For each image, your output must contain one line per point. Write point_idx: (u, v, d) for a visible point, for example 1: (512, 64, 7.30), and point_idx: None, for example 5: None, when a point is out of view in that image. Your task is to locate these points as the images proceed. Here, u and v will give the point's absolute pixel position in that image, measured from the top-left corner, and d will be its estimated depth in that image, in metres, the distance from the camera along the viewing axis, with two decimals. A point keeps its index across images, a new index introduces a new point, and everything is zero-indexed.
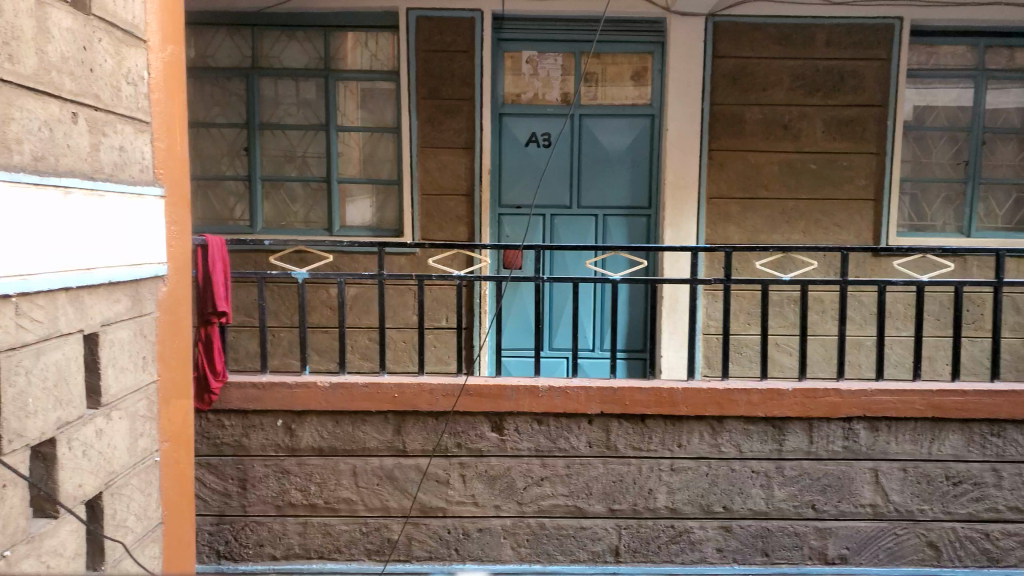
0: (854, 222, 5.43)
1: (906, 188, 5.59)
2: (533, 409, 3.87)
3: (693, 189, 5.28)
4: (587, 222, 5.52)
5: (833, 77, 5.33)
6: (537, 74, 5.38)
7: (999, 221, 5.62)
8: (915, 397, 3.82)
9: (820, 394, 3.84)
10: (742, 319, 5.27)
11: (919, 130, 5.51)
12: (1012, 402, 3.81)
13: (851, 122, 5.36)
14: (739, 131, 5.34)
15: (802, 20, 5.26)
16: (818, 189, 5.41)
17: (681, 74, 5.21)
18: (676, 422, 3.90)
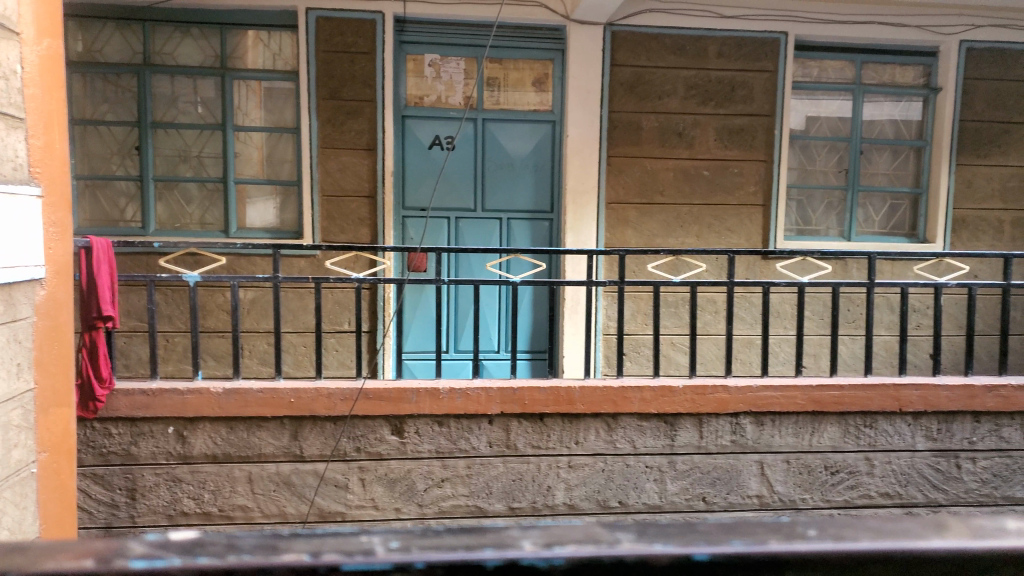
0: (744, 226, 5.69)
1: (792, 194, 5.88)
2: (434, 411, 3.88)
3: (593, 194, 5.42)
4: (491, 226, 5.57)
5: (724, 87, 5.56)
6: (440, 78, 5.40)
7: (876, 226, 5.99)
8: (796, 392, 4.03)
9: (709, 390, 4.00)
10: (639, 320, 5.45)
11: (804, 139, 5.82)
12: (883, 395, 4.07)
13: (741, 131, 5.61)
14: (636, 138, 5.51)
15: (695, 32, 5.47)
16: (711, 195, 5.64)
17: (581, 81, 5.32)
18: (574, 420, 3.99)
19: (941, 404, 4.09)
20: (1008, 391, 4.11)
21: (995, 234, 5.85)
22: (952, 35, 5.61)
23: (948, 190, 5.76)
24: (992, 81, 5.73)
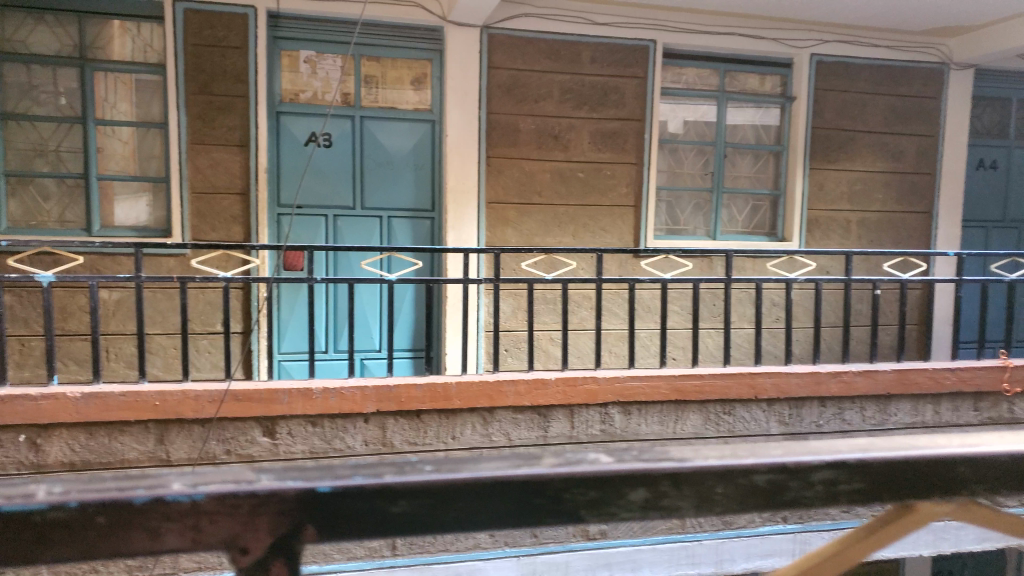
0: (617, 226, 5.92)
1: (662, 195, 6.15)
2: (307, 411, 3.85)
3: (473, 195, 5.51)
4: (371, 224, 5.56)
5: (597, 92, 5.76)
6: (316, 75, 5.35)
7: (739, 226, 6.35)
8: (661, 381, 4.24)
9: (580, 382, 4.15)
10: (518, 317, 5.58)
11: (673, 143, 6.11)
12: (740, 383, 4.33)
13: (613, 135, 5.84)
14: (514, 140, 5.63)
15: (569, 37, 5.64)
16: (587, 196, 5.84)
17: (459, 82, 5.40)
18: (450, 415, 4.05)
19: (791, 391, 4.39)
20: (849, 377, 4.44)
21: (844, 233, 6.34)
22: (804, 48, 6.03)
23: (803, 192, 6.17)
24: (840, 92, 6.19)
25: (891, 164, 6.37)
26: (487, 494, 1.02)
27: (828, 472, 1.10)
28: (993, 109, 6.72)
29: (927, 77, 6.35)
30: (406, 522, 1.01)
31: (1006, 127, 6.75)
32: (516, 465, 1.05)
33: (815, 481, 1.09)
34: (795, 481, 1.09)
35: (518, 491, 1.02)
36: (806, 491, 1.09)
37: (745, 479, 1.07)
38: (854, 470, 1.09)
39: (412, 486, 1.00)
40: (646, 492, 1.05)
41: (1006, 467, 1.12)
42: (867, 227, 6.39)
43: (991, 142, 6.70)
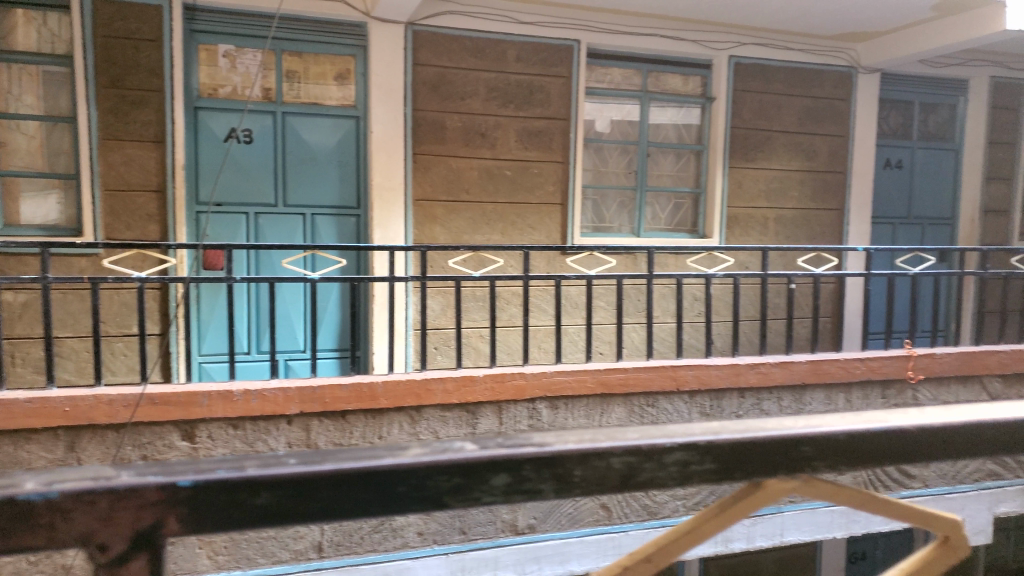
0: (545, 223, 5.98)
1: (588, 194, 6.22)
2: (228, 414, 3.75)
3: (400, 192, 5.47)
4: (294, 222, 5.47)
5: (523, 90, 5.80)
6: (235, 69, 5.22)
7: (662, 223, 6.46)
8: (587, 376, 4.29)
9: (507, 378, 4.15)
10: (446, 315, 5.57)
11: (598, 142, 6.18)
12: (663, 376, 4.43)
13: (539, 133, 5.89)
14: (440, 137, 5.62)
15: (494, 36, 5.66)
16: (514, 194, 5.87)
17: (383, 79, 5.35)
18: (376, 415, 4.01)
19: (712, 382, 4.49)
20: (766, 368, 4.59)
21: (762, 230, 6.55)
22: (722, 50, 6.20)
23: (723, 190, 6.35)
24: (757, 94, 6.39)
25: (805, 163, 6.62)
26: (353, 481, 0.94)
27: (682, 453, 1.04)
28: (898, 111, 7.06)
29: (838, 80, 6.61)
30: (266, 514, 0.93)
31: (910, 128, 7.09)
32: (375, 454, 0.98)
33: (668, 462, 1.04)
34: (649, 463, 1.03)
35: (385, 478, 0.95)
36: (664, 473, 1.04)
37: (599, 462, 1.01)
38: (706, 449, 1.04)
39: (278, 476, 0.93)
40: (509, 476, 0.99)
41: (848, 443, 1.08)
42: (784, 224, 6.63)
43: (897, 143, 7.04)
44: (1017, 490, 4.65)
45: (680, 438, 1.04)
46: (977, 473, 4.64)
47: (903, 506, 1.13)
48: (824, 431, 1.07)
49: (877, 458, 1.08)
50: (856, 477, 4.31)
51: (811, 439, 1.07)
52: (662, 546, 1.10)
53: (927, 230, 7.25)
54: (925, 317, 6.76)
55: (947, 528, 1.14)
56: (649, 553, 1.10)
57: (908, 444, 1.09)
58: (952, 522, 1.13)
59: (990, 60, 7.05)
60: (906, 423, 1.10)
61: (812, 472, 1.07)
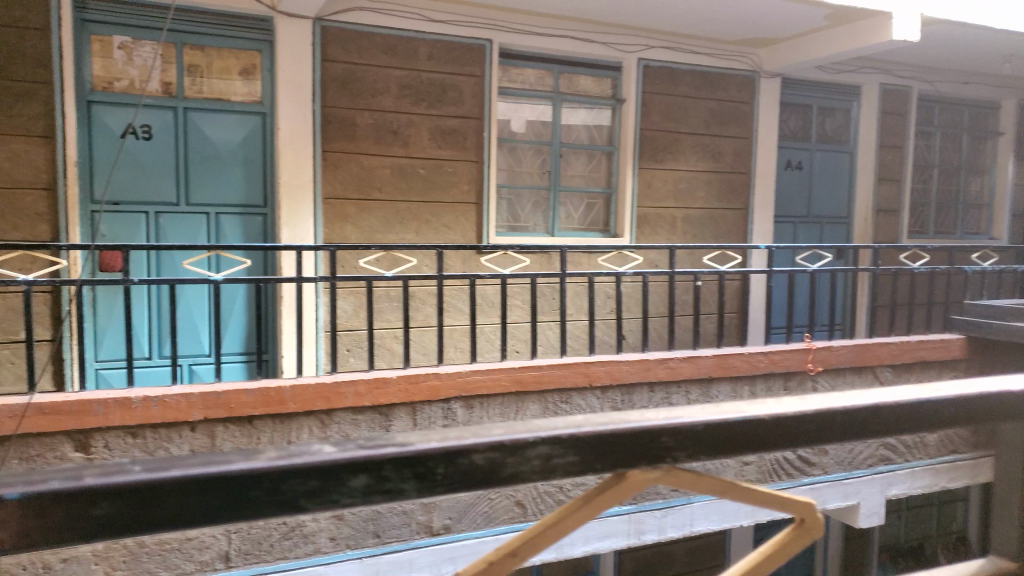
0: (460, 222, 5.96)
1: (503, 193, 6.23)
2: (125, 422, 3.58)
3: (308, 190, 5.35)
4: (198, 221, 5.28)
5: (436, 88, 5.77)
6: (132, 62, 5.00)
7: (576, 223, 6.53)
8: (502, 375, 4.29)
9: (421, 379, 4.10)
10: (359, 315, 5.48)
11: (511, 142, 6.20)
12: (577, 372, 4.46)
13: (452, 131, 5.87)
14: (350, 134, 5.53)
15: (405, 33, 5.61)
16: (428, 192, 5.83)
17: (290, 74, 5.22)
18: (285, 419, 3.90)
19: (623, 377, 4.57)
20: (675, 363, 4.69)
21: (670, 228, 6.72)
22: (632, 53, 6.33)
23: (633, 190, 6.48)
24: (665, 96, 6.55)
25: (712, 164, 6.83)
26: (192, 490, 0.74)
27: (546, 446, 0.86)
28: (798, 114, 7.36)
29: (741, 84, 6.86)
30: (106, 527, 0.73)
31: (809, 131, 7.41)
32: (225, 457, 0.78)
33: (531, 456, 0.85)
34: (513, 459, 0.85)
35: (236, 484, 0.76)
36: (528, 468, 0.85)
37: (461, 460, 0.82)
38: (573, 441, 0.86)
39: (119, 485, 0.73)
40: (369, 477, 0.80)
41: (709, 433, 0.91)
42: (692, 223, 6.82)
43: (797, 145, 7.34)
44: (908, 473, 4.89)
45: (544, 430, 0.86)
46: (871, 459, 4.86)
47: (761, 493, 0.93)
48: (690, 420, 0.90)
49: (756, 446, 0.93)
50: (760, 467, 4.47)
51: (675, 429, 0.90)
52: (522, 540, 0.91)
53: (826, 229, 7.61)
54: (823, 311, 7.11)
55: (802, 507, 0.96)
56: (509, 548, 0.91)
57: (788, 429, 0.94)
58: (806, 500, 0.95)
59: (881, 68, 7.46)
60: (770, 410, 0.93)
61: (677, 461, 0.89)
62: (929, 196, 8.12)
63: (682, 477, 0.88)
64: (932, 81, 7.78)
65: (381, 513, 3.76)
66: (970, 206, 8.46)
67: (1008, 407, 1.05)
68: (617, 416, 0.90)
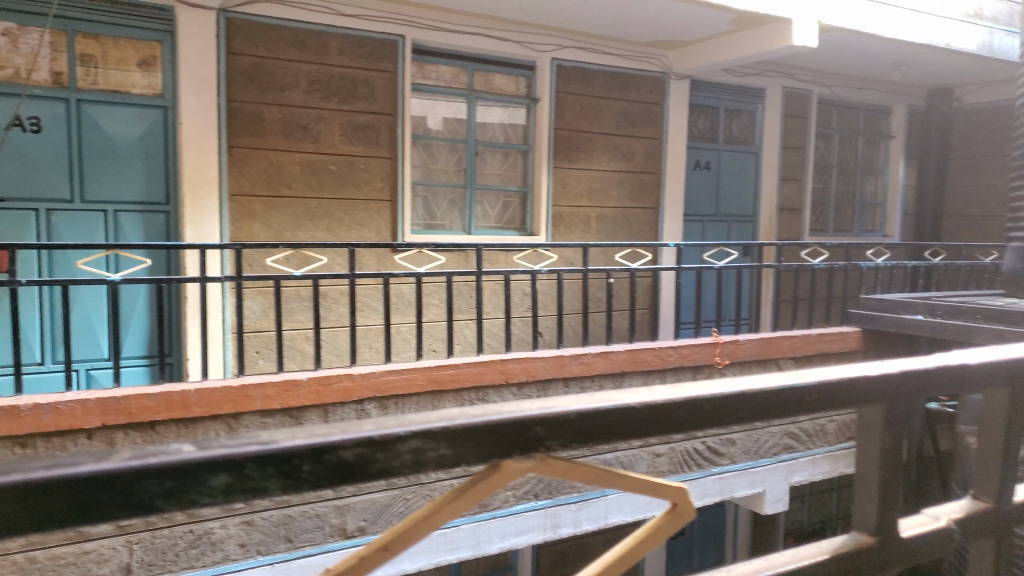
0: (373, 220, 5.88)
1: (418, 191, 6.17)
2: (14, 431, 3.38)
3: (213, 188, 5.18)
4: (94, 219, 5.04)
5: (347, 84, 5.68)
6: (19, 50, 4.73)
7: (491, 221, 6.54)
8: (417, 374, 4.24)
9: (333, 380, 4.02)
10: (269, 316, 5.35)
11: (426, 139, 6.15)
12: (492, 369, 4.46)
13: (364, 128, 5.79)
14: (258, 130, 5.38)
15: (314, 27, 5.50)
16: (339, 189, 5.73)
17: (193, 67, 5.04)
18: (190, 424, 3.77)
19: (538, 373, 4.61)
20: (589, 358, 4.75)
21: (585, 227, 6.82)
22: (545, 52, 6.38)
23: (548, 188, 6.54)
24: (578, 96, 6.64)
25: (624, 164, 6.97)
26: (41, 492, 0.68)
27: (418, 439, 0.80)
28: (705, 115, 7.57)
29: (652, 85, 7.01)
30: None
31: (716, 132, 7.64)
32: (79, 458, 0.72)
33: (402, 451, 0.79)
34: (385, 453, 0.79)
35: (87, 484, 0.69)
36: (398, 463, 0.79)
37: (331, 457, 0.76)
38: (448, 434, 0.80)
39: None
40: (234, 475, 0.74)
41: (584, 422, 0.85)
42: (606, 222, 6.94)
43: (705, 146, 7.56)
44: (809, 460, 5.14)
45: (418, 425, 0.80)
46: (777, 447, 5.03)
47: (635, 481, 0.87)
48: (562, 409, 0.84)
49: (627, 435, 0.87)
50: (671, 458, 4.56)
51: (548, 418, 0.84)
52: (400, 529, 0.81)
53: (733, 227, 7.87)
54: (730, 306, 7.37)
55: (674, 492, 0.90)
56: (385, 538, 0.81)
57: (664, 417, 0.88)
58: (678, 486, 0.90)
59: (782, 71, 7.76)
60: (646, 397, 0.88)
61: (552, 449, 0.83)
62: (828, 195, 8.51)
63: (557, 468, 0.83)
64: (829, 86, 8.15)
65: (295, 516, 3.68)
66: (865, 205, 8.91)
67: (870, 392, 1.00)
68: (490, 406, 0.84)
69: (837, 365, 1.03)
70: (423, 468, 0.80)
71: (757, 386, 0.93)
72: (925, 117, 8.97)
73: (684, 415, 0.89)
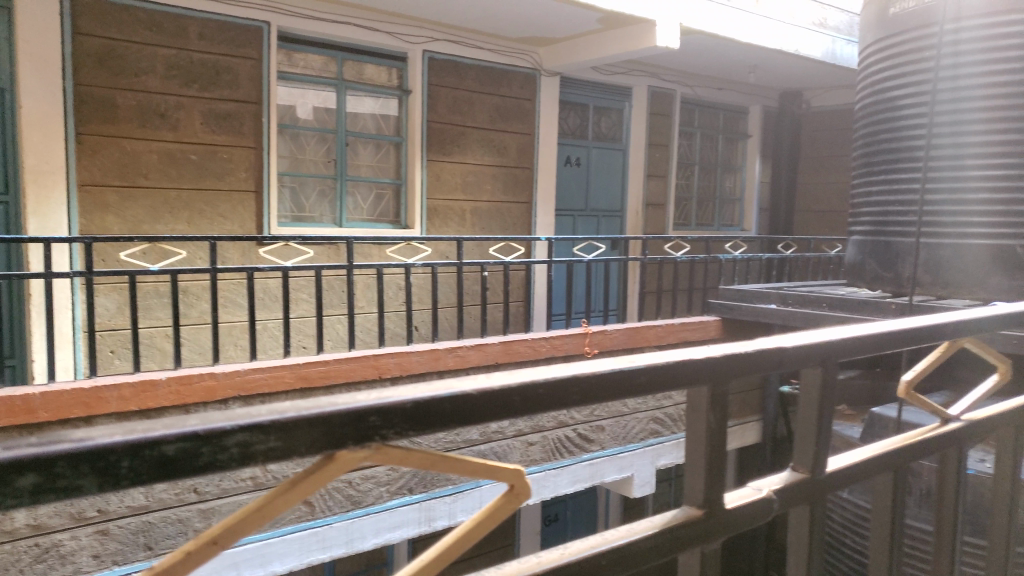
0: (237, 212, 5.66)
1: (285, 182, 5.97)
2: None
3: (59, 176, 4.84)
4: None
5: (208, 70, 5.43)
6: None
7: (364, 214, 6.42)
8: (285, 371, 4.12)
9: (195, 380, 3.85)
10: (124, 313, 5.05)
11: (293, 129, 5.95)
12: (365, 365, 4.38)
13: (227, 116, 5.55)
14: (110, 116, 5.06)
15: (171, 9, 5.22)
16: (200, 179, 5.47)
17: (35, 47, 4.69)
18: (34, 431, 3.49)
19: (412, 367, 4.57)
20: (463, 351, 4.76)
21: (459, 221, 6.85)
22: (417, 44, 6.34)
23: (421, 181, 6.51)
24: (451, 89, 6.63)
25: (497, 158, 7.04)
26: None
27: (247, 431, 0.70)
28: (576, 113, 7.76)
29: (523, 81, 7.10)
30: None
31: (586, 129, 7.84)
32: None
33: (228, 445, 0.69)
34: (213, 449, 0.69)
35: None
36: (225, 459, 0.69)
37: (151, 453, 0.66)
38: (279, 424, 0.71)
39: None
40: (42, 475, 0.63)
41: (421, 411, 0.79)
42: (480, 216, 6.99)
43: (575, 142, 7.74)
44: (673, 444, 5.41)
45: (245, 417, 0.70)
46: (643, 432, 5.25)
47: (471, 465, 0.82)
48: (400, 397, 0.78)
49: (466, 424, 0.82)
50: (544, 446, 4.66)
51: (387, 407, 0.77)
52: (226, 525, 0.71)
53: (602, 221, 8.13)
54: (599, 298, 7.62)
55: (510, 474, 0.85)
56: (211, 534, 0.71)
57: (501, 404, 0.83)
58: (515, 468, 0.84)
59: (648, 71, 8.07)
60: (487, 383, 0.83)
61: (390, 439, 0.77)
62: (690, 192, 8.94)
63: (395, 457, 0.76)
64: (691, 86, 8.55)
65: (154, 523, 3.50)
66: (725, 201, 9.42)
67: (701, 375, 0.99)
68: (323, 397, 0.76)
69: (662, 349, 1.03)
70: (252, 464, 0.71)
71: (589, 369, 0.91)
72: (778, 117, 9.58)
73: (519, 400, 0.85)
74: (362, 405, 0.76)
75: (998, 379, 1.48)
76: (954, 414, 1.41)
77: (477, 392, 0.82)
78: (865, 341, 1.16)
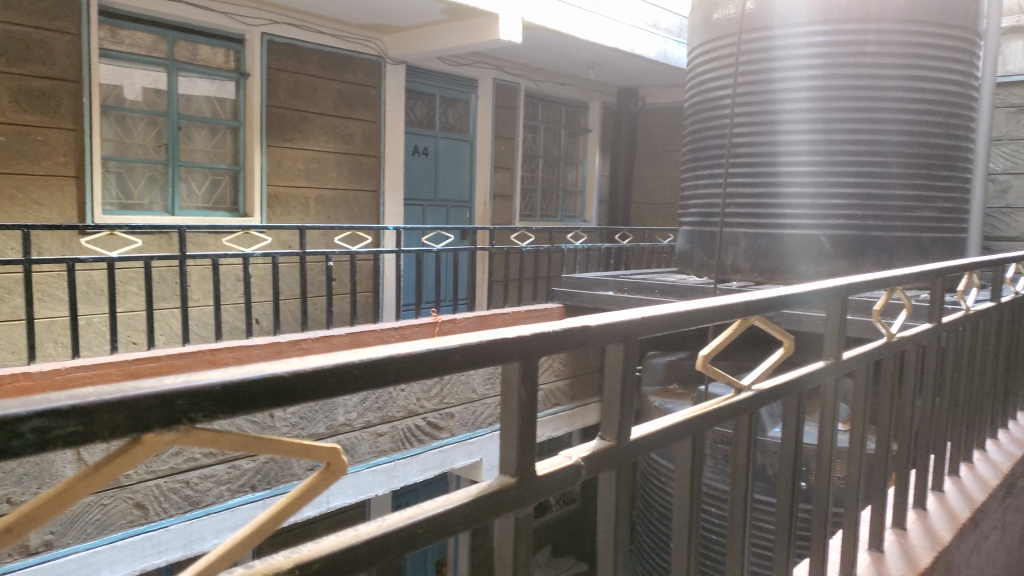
0: (55, 199, 5.23)
1: (110, 167, 5.57)
2: None
3: None
4: None
5: (17, 44, 4.99)
6: None
7: (199, 201, 6.11)
8: (111, 368, 3.85)
9: (7, 379, 3.54)
10: None
11: (119, 111, 5.55)
12: (199, 359, 4.20)
13: (42, 95, 5.11)
14: None
15: None
16: (10, 163, 5.02)
17: None
18: None
19: (252, 361, 4.42)
20: (307, 342, 4.66)
21: (303, 210, 6.67)
22: (254, 26, 6.10)
23: (261, 168, 6.29)
24: (292, 74, 6.44)
25: (342, 146, 6.91)
26: None
27: (42, 417, 0.69)
28: (422, 103, 7.74)
29: (368, 67, 7.00)
30: None
31: (433, 119, 7.85)
32: None
33: (23, 431, 0.68)
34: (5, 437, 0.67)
35: None
36: (21, 446, 0.68)
37: None
38: (78, 410, 0.70)
39: None
40: None
41: (231, 393, 0.80)
42: (325, 204, 6.85)
43: (423, 132, 7.74)
44: None
45: (42, 403, 0.69)
46: (489, 417, 5.36)
47: (283, 444, 0.83)
48: (210, 380, 0.79)
49: (277, 405, 0.84)
50: (392, 436, 4.65)
51: (194, 390, 0.77)
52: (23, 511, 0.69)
53: (450, 211, 8.19)
54: (447, 288, 7.71)
55: (326, 452, 0.87)
56: (4, 523, 0.68)
57: (314, 384, 0.86)
58: (330, 446, 0.86)
59: (493, 64, 8.20)
60: (297, 364, 0.85)
61: (198, 422, 0.78)
62: (536, 184, 9.18)
63: (204, 439, 0.77)
64: (535, 80, 8.77)
65: None
66: (568, 193, 9.76)
67: (511, 352, 1.06)
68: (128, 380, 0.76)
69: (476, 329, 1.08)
70: (51, 450, 0.70)
71: (402, 350, 0.95)
72: (616, 112, 10.03)
73: (334, 381, 0.88)
74: (169, 389, 0.76)
75: (784, 352, 1.66)
76: (746, 384, 1.57)
77: (289, 372, 0.84)
78: (662, 321, 1.28)
